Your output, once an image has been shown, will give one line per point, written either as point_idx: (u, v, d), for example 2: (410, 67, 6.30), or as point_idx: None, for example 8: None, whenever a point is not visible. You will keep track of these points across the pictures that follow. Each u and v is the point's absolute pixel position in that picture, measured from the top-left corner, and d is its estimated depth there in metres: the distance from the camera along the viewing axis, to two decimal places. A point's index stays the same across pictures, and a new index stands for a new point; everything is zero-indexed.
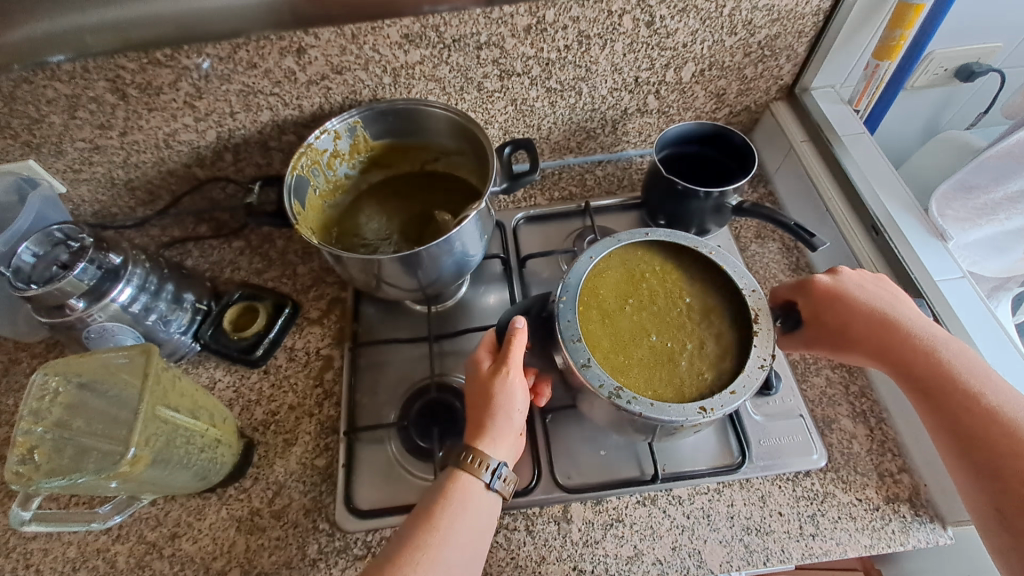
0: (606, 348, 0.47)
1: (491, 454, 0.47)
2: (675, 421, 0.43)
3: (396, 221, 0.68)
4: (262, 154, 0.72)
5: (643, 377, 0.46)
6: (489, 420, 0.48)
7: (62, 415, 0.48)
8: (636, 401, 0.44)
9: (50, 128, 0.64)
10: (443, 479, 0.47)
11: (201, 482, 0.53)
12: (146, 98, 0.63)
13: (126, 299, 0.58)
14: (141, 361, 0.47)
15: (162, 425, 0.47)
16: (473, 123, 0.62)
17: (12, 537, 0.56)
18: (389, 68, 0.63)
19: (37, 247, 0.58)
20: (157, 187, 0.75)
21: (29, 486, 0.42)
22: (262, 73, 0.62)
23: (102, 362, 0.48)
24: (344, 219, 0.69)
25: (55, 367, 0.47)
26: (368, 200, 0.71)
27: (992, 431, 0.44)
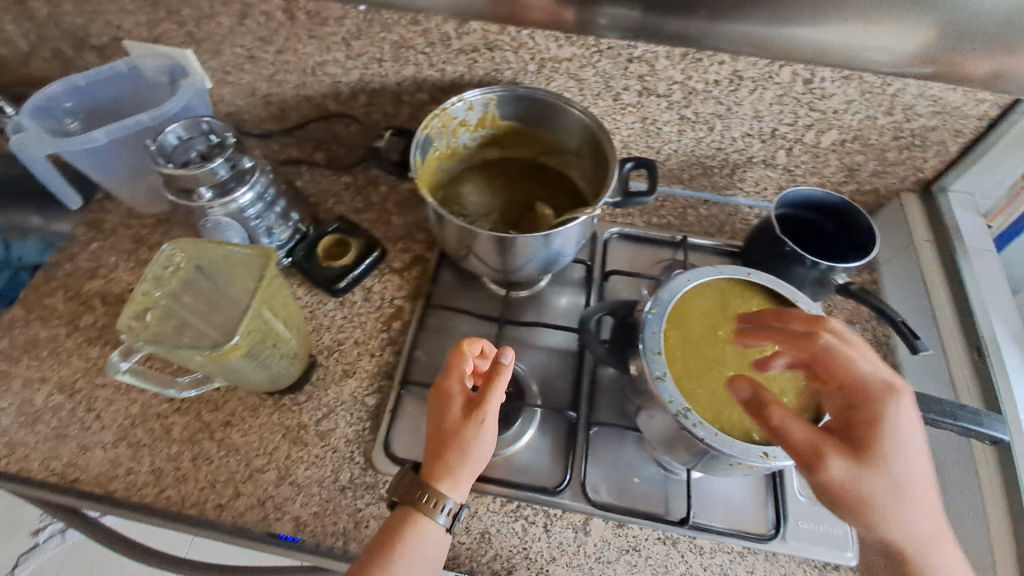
0: (681, 370, 0.48)
1: (449, 495, 0.48)
2: (735, 458, 0.43)
3: (499, 203, 0.70)
4: (392, 105, 0.75)
5: (712, 408, 0.46)
6: (449, 463, 0.48)
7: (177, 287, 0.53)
8: (702, 426, 0.44)
9: (218, 28, 0.69)
10: (397, 520, 0.47)
11: (271, 383, 0.57)
12: (310, 25, 0.66)
13: (245, 202, 0.63)
14: (258, 262, 0.51)
15: (262, 325, 0.51)
16: (605, 133, 0.61)
17: (83, 380, 0.62)
18: (537, 57, 0.64)
19: (182, 131, 0.61)
20: (289, 106, 0.79)
21: (141, 344, 0.46)
22: (421, 31, 0.64)
23: (224, 253, 0.52)
24: (450, 186, 0.72)
25: (183, 244, 0.52)
26: (477, 174, 0.73)
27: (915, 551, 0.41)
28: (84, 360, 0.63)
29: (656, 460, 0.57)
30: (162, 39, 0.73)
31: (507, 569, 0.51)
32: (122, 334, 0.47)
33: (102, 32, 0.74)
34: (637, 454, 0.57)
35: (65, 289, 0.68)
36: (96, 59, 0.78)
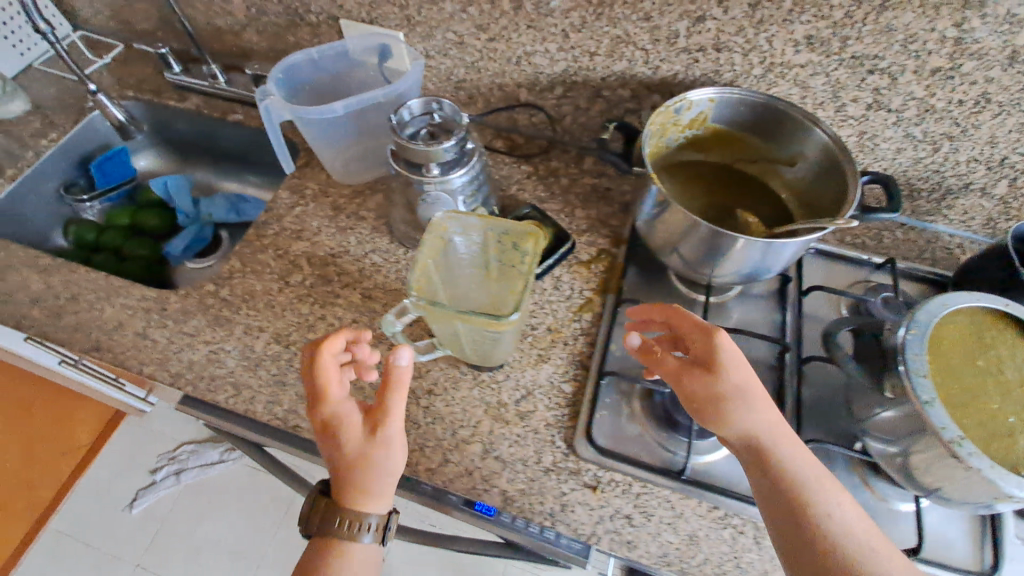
0: (943, 394, 0.47)
1: (371, 510, 0.51)
2: (1014, 494, 0.42)
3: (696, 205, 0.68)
4: (588, 99, 0.76)
5: (980, 438, 0.45)
6: (357, 484, 0.50)
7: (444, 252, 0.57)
8: (978, 456, 0.43)
9: (438, 12, 0.71)
10: (324, 557, 0.50)
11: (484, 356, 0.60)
12: (533, 16, 0.67)
13: (463, 182, 0.65)
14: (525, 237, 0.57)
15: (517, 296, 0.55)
16: (841, 145, 0.58)
17: (296, 335, 0.65)
18: (767, 61, 0.62)
19: (419, 106, 0.63)
20: (479, 93, 0.81)
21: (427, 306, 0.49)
22: (649, 28, 0.63)
23: (493, 227, 0.58)
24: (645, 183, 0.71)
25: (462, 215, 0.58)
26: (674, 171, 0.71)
27: (822, 492, 0.46)
28: (296, 315, 0.67)
29: (869, 487, 0.57)
30: (378, 19, 0.76)
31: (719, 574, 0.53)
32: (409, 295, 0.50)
33: (321, 9, 0.78)
34: (847, 478, 0.58)
35: (274, 248, 0.73)
36: (307, 35, 0.83)
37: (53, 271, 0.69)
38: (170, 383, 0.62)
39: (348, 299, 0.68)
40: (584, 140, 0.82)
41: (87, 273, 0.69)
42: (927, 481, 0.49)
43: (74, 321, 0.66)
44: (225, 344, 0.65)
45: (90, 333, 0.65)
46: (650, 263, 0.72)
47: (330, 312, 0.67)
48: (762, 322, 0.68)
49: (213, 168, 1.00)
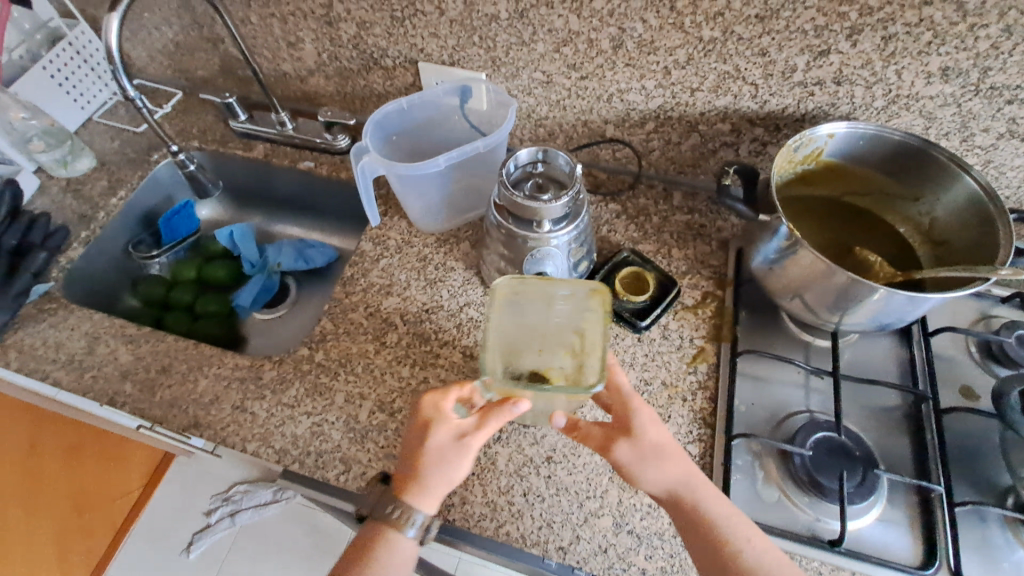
0: None
1: (418, 511, 0.48)
2: None
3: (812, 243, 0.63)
4: (681, 133, 0.72)
5: None
6: (414, 481, 0.48)
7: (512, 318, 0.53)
8: None
9: (527, 53, 0.69)
10: (371, 533, 0.49)
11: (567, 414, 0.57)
12: (633, 54, 0.64)
13: (573, 236, 0.62)
14: (586, 298, 0.52)
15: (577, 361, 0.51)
16: (992, 190, 0.54)
17: (400, 401, 0.62)
18: (892, 93, 0.58)
19: (528, 156, 0.61)
20: (561, 130, 0.78)
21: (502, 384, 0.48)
22: (763, 63, 0.60)
23: (548, 288, 0.54)
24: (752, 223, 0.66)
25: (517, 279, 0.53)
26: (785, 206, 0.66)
27: (770, 570, 0.47)
28: (397, 379, 0.64)
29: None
30: (460, 62, 0.73)
31: None
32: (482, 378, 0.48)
33: (398, 53, 0.75)
34: (1001, 537, 0.52)
35: (365, 305, 0.70)
36: (380, 78, 0.80)
37: (141, 341, 0.69)
38: (275, 459, 0.60)
39: (448, 359, 0.65)
40: (672, 174, 0.78)
41: (176, 343, 0.68)
42: None
43: (169, 396, 0.64)
44: (327, 413, 0.62)
45: (186, 409, 0.63)
46: (759, 305, 0.68)
47: (431, 374, 0.64)
48: (887, 366, 0.63)
49: (276, 214, 0.97)
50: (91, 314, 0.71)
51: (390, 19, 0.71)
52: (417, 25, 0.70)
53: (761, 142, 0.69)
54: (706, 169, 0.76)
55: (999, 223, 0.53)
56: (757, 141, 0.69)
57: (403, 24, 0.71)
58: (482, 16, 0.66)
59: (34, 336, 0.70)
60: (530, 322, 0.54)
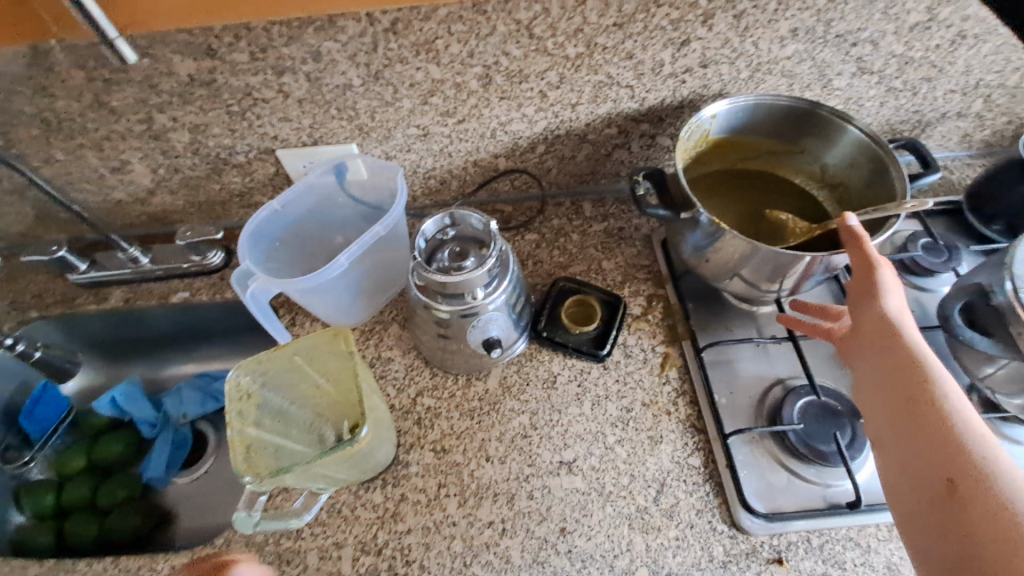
0: None
1: None
2: None
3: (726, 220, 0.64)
4: (573, 147, 0.70)
5: None
6: None
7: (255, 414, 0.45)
8: None
9: (394, 112, 0.63)
10: None
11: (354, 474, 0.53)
12: (505, 87, 0.61)
13: (508, 291, 0.58)
14: (331, 342, 0.46)
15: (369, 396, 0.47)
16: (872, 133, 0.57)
17: (382, 533, 0.54)
18: (754, 62, 0.60)
19: (435, 225, 0.56)
20: (453, 176, 0.73)
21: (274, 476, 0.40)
22: (633, 65, 0.59)
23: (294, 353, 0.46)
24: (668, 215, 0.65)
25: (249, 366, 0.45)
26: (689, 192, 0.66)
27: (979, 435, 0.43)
28: (372, 509, 0.55)
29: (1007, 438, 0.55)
30: (323, 138, 0.66)
31: None
32: (243, 478, 0.40)
33: (249, 147, 0.66)
34: None
35: None
36: (236, 177, 0.71)
37: None
38: None
39: (422, 463, 0.58)
40: (574, 186, 0.76)
41: (88, 571, 0.55)
42: None
43: None
44: None
45: None
46: (700, 291, 0.67)
47: (408, 487, 0.57)
48: None
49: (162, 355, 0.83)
50: None
51: (227, 114, 0.62)
52: (262, 114, 0.62)
53: (649, 136, 0.69)
54: (605, 173, 0.75)
55: (886, 160, 0.56)
56: (645, 135, 0.69)
57: (244, 117, 0.62)
58: (333, 88, 0.60)
59: None
60: (296, 384, 0.49)
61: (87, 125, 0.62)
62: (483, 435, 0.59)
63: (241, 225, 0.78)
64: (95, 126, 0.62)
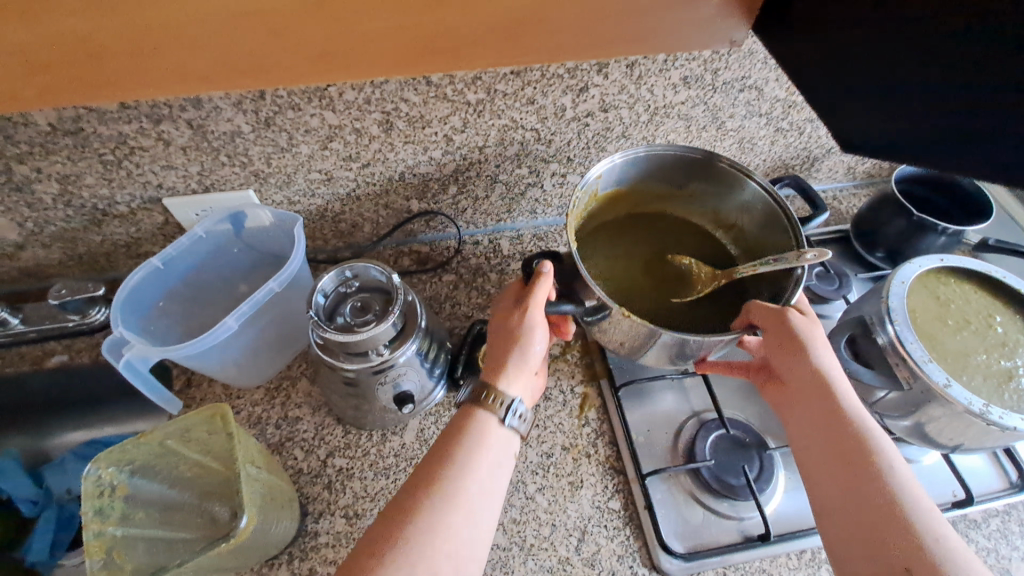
0: (946, 366, 0.50)
1: None
2: None
3: (630, 272, 0.64)
4: (485, 188, 0.69)
5: (990, 394, 0.49)
6: None
7: (122, 510, 0.41)
8: (1004, 416, 0.47)
9: (292, 158, 0.60)
10: None
11: (260, 555, 0.49)
12: (408, 132, 0.60)
13: (419, 344, 0.56)
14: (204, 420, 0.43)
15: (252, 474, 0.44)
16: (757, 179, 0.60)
17: None
18: (651, 107, 0.62)
19: (333, 279, 0.52)
20: (364, 219, 0.71)
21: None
22: (535, 110, 0.60)
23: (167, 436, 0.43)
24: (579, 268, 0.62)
25: (107, 458, 0.41)
26: (590, 243, 0.64)
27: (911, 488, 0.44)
28: None
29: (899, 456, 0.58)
30: (215, 185, 0.62)
31: None
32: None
33: (131, 196, 0.61)
34: None
35: None
36: (120, 228, 0.65)
37: None
38: None
39: (332, 531, 0.54)
40: (491, 225, 0.76)
41: None
42: (947, 442, 0.52)
43: None
44: None
45: None
46: None
47: (318, 560, 0.53)
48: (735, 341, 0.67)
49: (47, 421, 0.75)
50: None
51: (100, 163, 0.56)
52: (141, 162, 0.57)
53: (560, 175, 0.70)
54: (521, 211, 0.74)
55: (783, 212, 0.58)
56: (556, 175, 0.70)
57: (120, 166, 0.57)
58: (220, 135, 0.56)
59: None
60: (177, 467, 0.46)
61: None
62: None
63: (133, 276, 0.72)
64: None
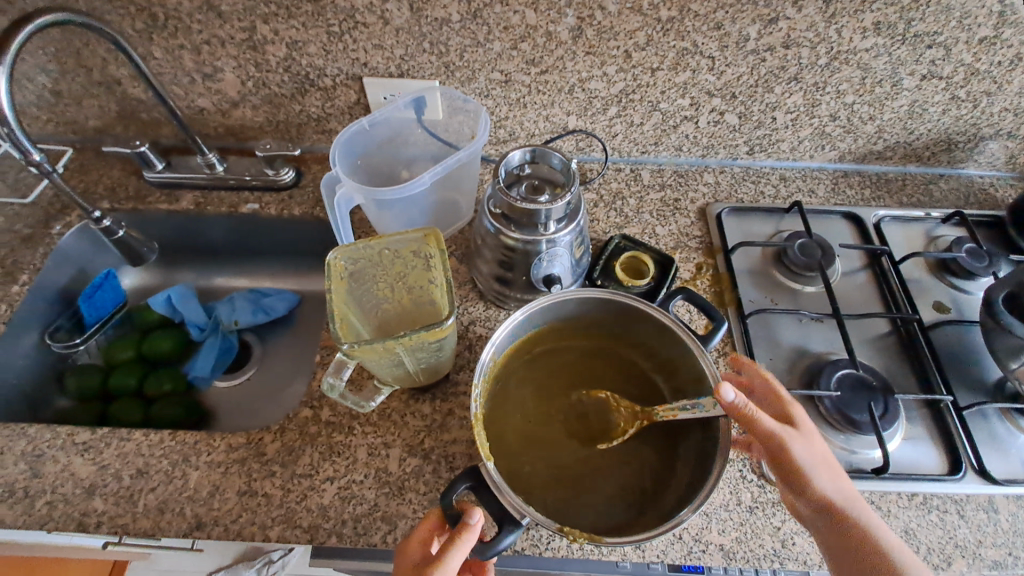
0: None
1: None
2: None
3: (541, 429, 0.55)
4: (643, 113, 0.72)
5: None
6: None
7: (344, 297, 0.48)
8: None
9: (483, 54, 0.66)
10: None
11: (418, 378, 0.56)
12: (594, 42, 0.64)
13: (579, 233, 0.60)
14: (422, 243, 0.50)
15: (443, 297, 0.50)
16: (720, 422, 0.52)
17: (428, 440, 0.58)
18: (833, 50, 0.64)
19: (518, 158, 0.58)
20: (523, 128, 0.76)
21: (362, 345, 0.43)
22: (719, 36, 0.63)
23: (386, 248, 0.51)
24: (502, 418, 0.56)
25: (347, 249, 0.48)
26: (497, 382, 0.57)
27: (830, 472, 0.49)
28: (420, 418, 0.60)
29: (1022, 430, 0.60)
30: (410, 72, 0.69)
31: (946, 560, 0.53)
32: (340, 342, 0.43)
33: (339, 71, 0.69)
34: (1001, 428, 0.60)
35: None
36: (318, 101, 0.73)
37: (100, 447, 0.58)
38: (307, 538, 0.53)
39: (470, 383, 0.62)
40: (635, 154, 0.78)
41: (147, 439, 0.59)
42: None
43: (155, 502, 0.55)
44: (353, 474, 0.56)
45: (180, 511, 0.55)
46: (750, 265, 0.70)
47: (456, 404, 0.61)
48: (868, 297, 0.68)
49: (218, 266, 0.87)
50: (26, 429, 0.59)
51: (326, 34, 0.65)
52: (359, 38, 0.65)
53: (719, 112, 0.72)
54: (668, 145, 0.77)
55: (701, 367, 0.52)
56: (715, 111, 0.72)
57: (341, 39, 0.65)
58: (431, 21, 0.63)
59: None
60: (377, 286, 0.53)
61: (193, 26, 0.65)
62: None
63: (311, 150, 0.81)
64: (200, 27, 0.65)
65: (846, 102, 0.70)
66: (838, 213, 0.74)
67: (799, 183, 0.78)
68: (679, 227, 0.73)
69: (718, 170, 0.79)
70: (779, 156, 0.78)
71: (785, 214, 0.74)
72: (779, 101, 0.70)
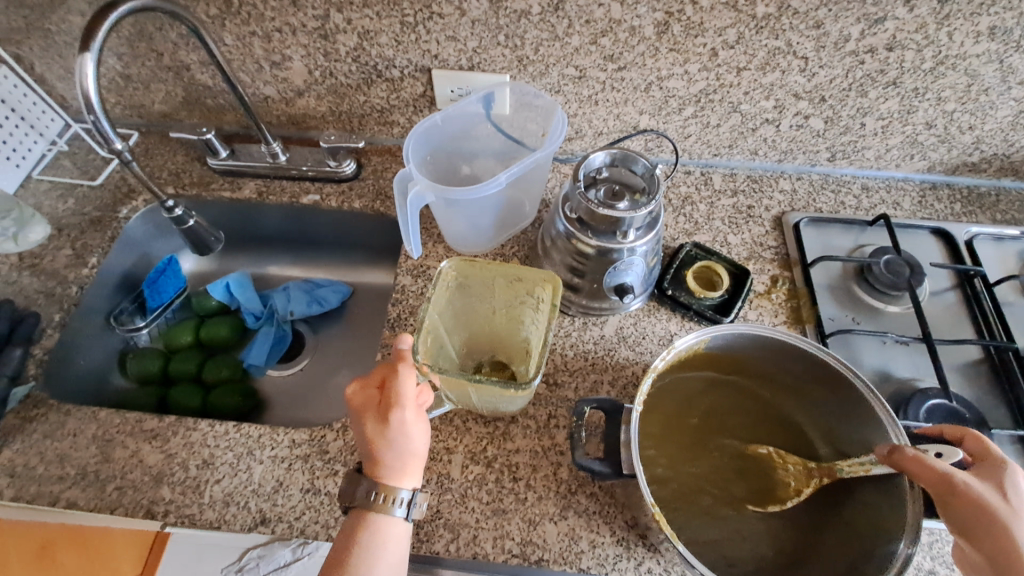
0: None
1: None
2: None
3: (689, 449, 0.56)
4: (721, 115, 0.69)
5: None
6: None
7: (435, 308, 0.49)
8: None
9: (560, 48, 0.63)
10: None
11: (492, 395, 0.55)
12: (678, 39, 0.60)
13: (656, 243, 0.57)
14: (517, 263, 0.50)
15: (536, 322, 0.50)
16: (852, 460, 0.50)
17: (490, 448, 0.57)
18: (940, 55, 0.59)
19: (598, 160, 0.56)
20: (591, 126, 0.72)
21: None
22: (817, 35, 0.59)
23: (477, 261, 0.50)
24: (661, 418, 0.57)
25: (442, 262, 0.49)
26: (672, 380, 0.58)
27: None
28: (483, 424, 0.58)
29: None
30: (481, 65, 0.66)
31: None
32: None
33: (408, 62, 0.67)
34: None
35: None
36: (384, 92, 0.72)
37: (167, 436, 0.59)
38: None
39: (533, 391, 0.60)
40: (707, 157, 0.75)
41: (213, 429, 0.59)
42: None
43: (220, 494, 0.55)
44: None
45: (245, 504, 0.55)
46: (830, 281, 0.66)
47: (519, 412, 0.59)
48: (959, 321, 0.64)
49: (274, 255, 0.87)
50: (96, 413, 0.60)
51: (400, 24, 0.63)
52: (433, 29, 0.63)
53: (804, 115, 0.68)
54: (743, 148, 0.73)
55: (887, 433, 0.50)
56: (800, 115, 0.68)
57: (414, 30, 0.63)
58: (510, 13, 0.60)
59: (25, 454, 0.57)
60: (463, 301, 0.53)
61: (265, 13, 0.64)
62: (595, 376, 0.61)
63: (371, 142, 0.80)
64: (273, 15, 0.64)
65: (946, 110, 0.65)
66: (926, 228, 0.69)
67: (883, 195, 0.73)
68: (752, 236, 0.70)
69: (795, 176, 0.75)
70: (862, 164, 0.74)
71: (868, 227, 0.69)
72: (872, 106, 0.66)
